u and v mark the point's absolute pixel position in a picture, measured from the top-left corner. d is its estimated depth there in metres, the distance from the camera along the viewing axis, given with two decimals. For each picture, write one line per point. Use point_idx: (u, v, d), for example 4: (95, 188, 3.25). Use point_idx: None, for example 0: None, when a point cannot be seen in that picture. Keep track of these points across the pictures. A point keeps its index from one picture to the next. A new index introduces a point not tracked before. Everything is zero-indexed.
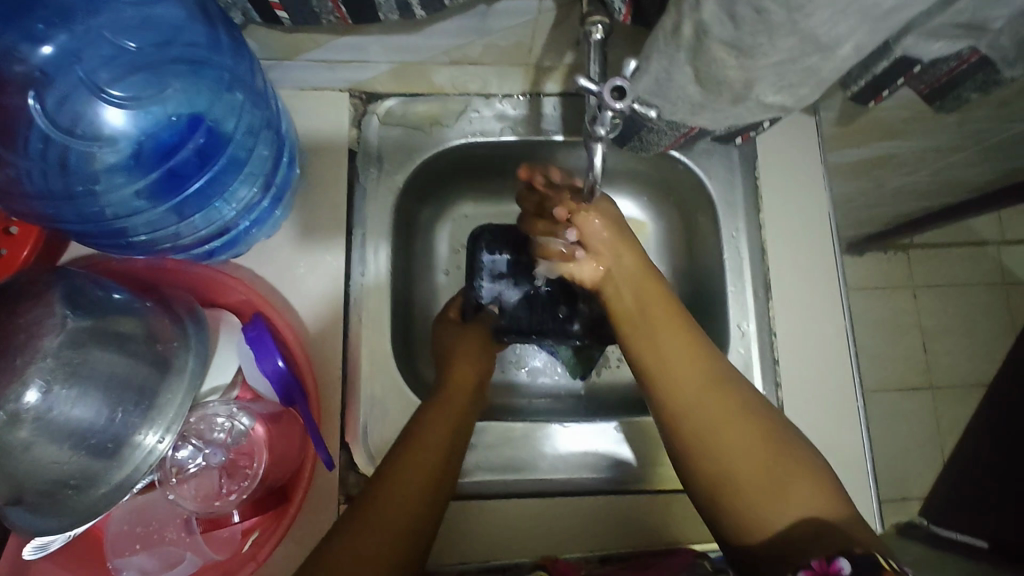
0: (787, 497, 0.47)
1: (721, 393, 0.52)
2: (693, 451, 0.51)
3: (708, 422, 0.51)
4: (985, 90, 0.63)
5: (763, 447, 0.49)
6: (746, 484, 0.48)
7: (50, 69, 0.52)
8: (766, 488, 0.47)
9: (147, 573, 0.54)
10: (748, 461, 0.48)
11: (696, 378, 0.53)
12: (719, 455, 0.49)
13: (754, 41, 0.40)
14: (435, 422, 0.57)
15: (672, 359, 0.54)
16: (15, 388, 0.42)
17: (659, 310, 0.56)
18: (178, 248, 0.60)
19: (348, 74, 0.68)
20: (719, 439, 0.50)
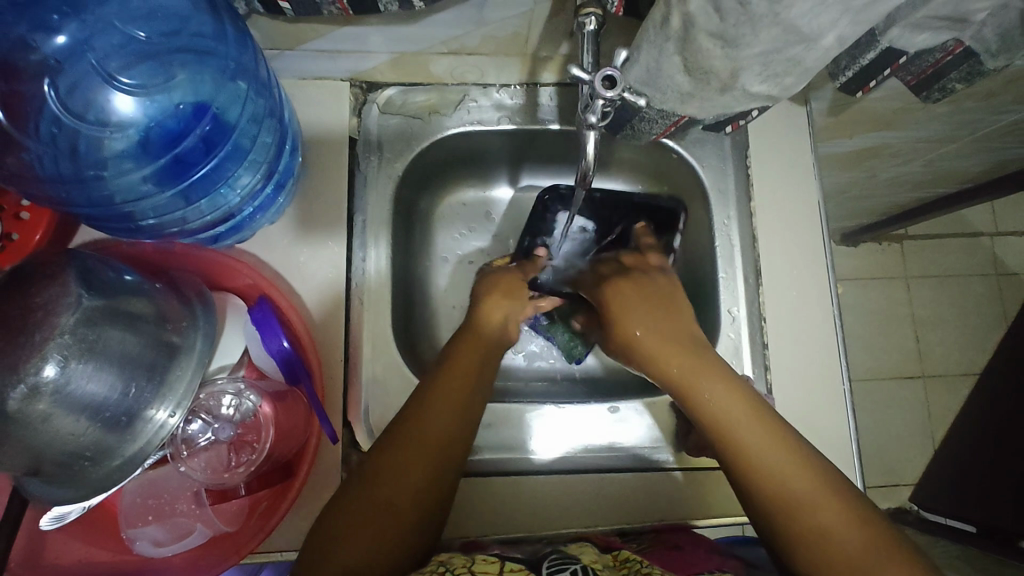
0: (880, 572, 0.46)
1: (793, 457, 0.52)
2: (787, 529, 0.50)
3: (793, 496, 0.50)
4: (970, 81, 0.65)
5: (850, 517, 0.49)
6: (839, 559, 0.48)
7: (63, 58, 0.54)
8: (853, 557, 0.47)
9: (160, 543, 0.57)
10: (837, 532, 0.48)
11: (772, 450, 0.52)
12: (812, 534, 0.49)
13: (738, 32, 0.42)
14: (427, 421, 0.55)
15: (751, 441, 0.53)
16: (35, 362, 0.44)
17: (730, 391, 0.56)
18: (186, 232, 0.61)
19: (350, 64, 0.70)
20: (798, 515, 0.50)
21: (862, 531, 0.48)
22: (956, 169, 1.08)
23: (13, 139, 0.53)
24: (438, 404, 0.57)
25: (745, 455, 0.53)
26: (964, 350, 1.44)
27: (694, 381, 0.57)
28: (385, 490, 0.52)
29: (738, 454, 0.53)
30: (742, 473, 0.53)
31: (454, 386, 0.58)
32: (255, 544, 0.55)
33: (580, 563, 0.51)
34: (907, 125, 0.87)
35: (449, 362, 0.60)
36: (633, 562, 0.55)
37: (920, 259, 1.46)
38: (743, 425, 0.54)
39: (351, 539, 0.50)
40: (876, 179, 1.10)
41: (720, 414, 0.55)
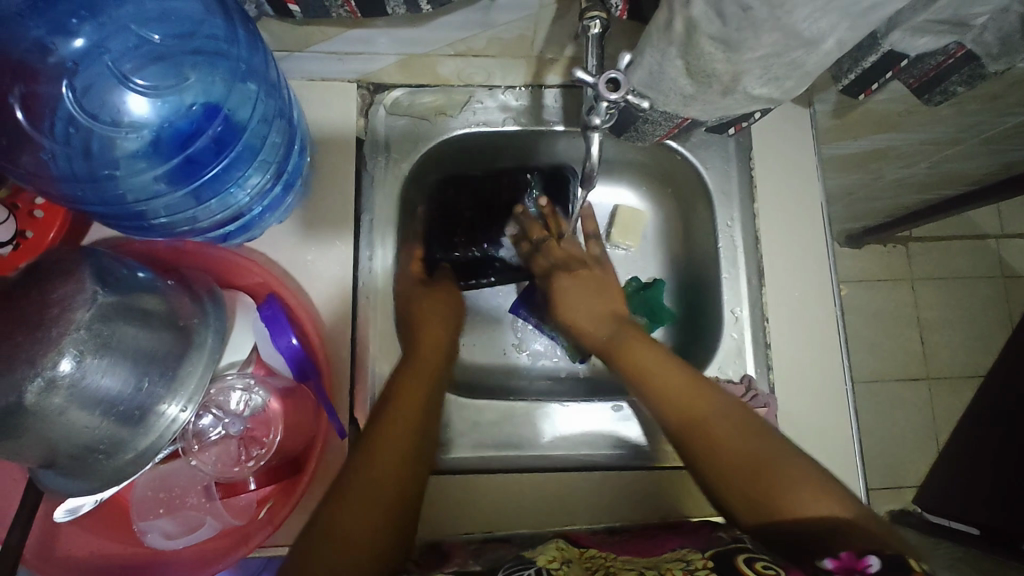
0: (789, 492, 0.52)
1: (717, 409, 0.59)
2: (703, 456, 0.57)
3: (713, 436, 0.57)
4: (972, 84, 0.66)
5: (753, 445, 0.56)
6: (761, 484, 0.53)
7: (80, 61, 0.56)
8: (764, 478, 0.53)
9: (170, 535, 0.58)
10: (746, 459, 0.55)
11: (695, 397, 0.60)
12: (733, 463, 0.55)
13: (740, 36, 0.42)
14: (402, 408, 0.60)
15: (672, 387, 0.61)
16: (51, 356, 0.45)
17: (655, 352, 0.65)
18: (196, 231, 0.63)
19: (359, 65, 0.71)
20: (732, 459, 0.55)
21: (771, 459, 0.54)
22: (961, 171, 1.08)
23: (29, 137, 0.55)
24: (405, 391, 0.62)
25: (665, 402, 0.61)
26: (969, 352, 1.44)
27: (629, 351, 0.67)
28: (377, 471, 0.56)
29: (665, 404, 0.61)
30: (684, 427, 0.59)
31: (422, 382, 0.64)
32: (263, 536, 0.57)
33: (534, 567, 0.48)
34: (911, 127, 0.88)
35: (422, 355, 0.66)
36: (597, 559, 0.54)
37: (925, 260, 1.46)
38: (667, 379, 0.62)
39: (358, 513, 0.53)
40: (880, 180, 1.10)
41: (643, 369, 0.64)
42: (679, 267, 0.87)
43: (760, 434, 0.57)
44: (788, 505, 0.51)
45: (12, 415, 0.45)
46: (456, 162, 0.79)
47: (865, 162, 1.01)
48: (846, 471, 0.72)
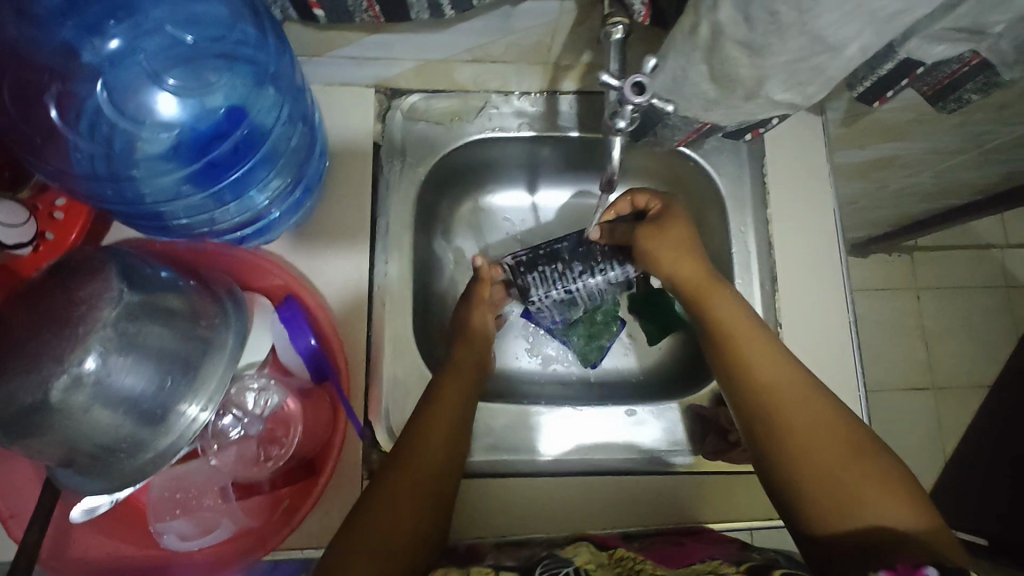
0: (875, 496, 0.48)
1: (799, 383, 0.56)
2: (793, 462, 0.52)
3: (809, 428, 0.53)
4: (985, 93, 0.66)
5: (848, 438, 0.52)
6: (849, 490, 0.49)
7: (114, 61, 0.56)
8: (857, 478, 0.49)
9: (186, 537, 0.57)
10: (839, 455, 0.51)
11: (786, 380, 0.56)
12: (824, 459, 0.51)
13: (766, 41, 0.43)
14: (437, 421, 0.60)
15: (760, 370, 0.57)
16: (77, 353, 0.45)
17: (746, 323, 0.60)
18: (215, 232, 0.63)
19: (376, 70, 0.72)
20: (803, 438, 0.52)
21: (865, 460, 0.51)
22: (967, 181, 1.09)
23: (57, 135, 0.55)
24: (444, 403, 0.62)
25: (757, 381, 0.56)
26: (975, 361, 1.44)
27: (708, 307, 0.63)
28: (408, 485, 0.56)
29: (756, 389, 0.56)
30: (745, 382, 0.57)
31: (455, 393, 0.63)
32: (280, 538, 0.56)
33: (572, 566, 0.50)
34: (920, 136, 0.89)
35: (459, 368, 0.66)
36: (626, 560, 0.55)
37: (930, 270, 1.47)
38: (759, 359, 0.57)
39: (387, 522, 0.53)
40: (887, 190, 1.12)
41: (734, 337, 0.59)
42: None
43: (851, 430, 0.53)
44: (878, 510, 0.48)
45: (38, 411, 0.45)
46: (470, 166, 0.81)
47: (873, 171, 1.02)
48: None
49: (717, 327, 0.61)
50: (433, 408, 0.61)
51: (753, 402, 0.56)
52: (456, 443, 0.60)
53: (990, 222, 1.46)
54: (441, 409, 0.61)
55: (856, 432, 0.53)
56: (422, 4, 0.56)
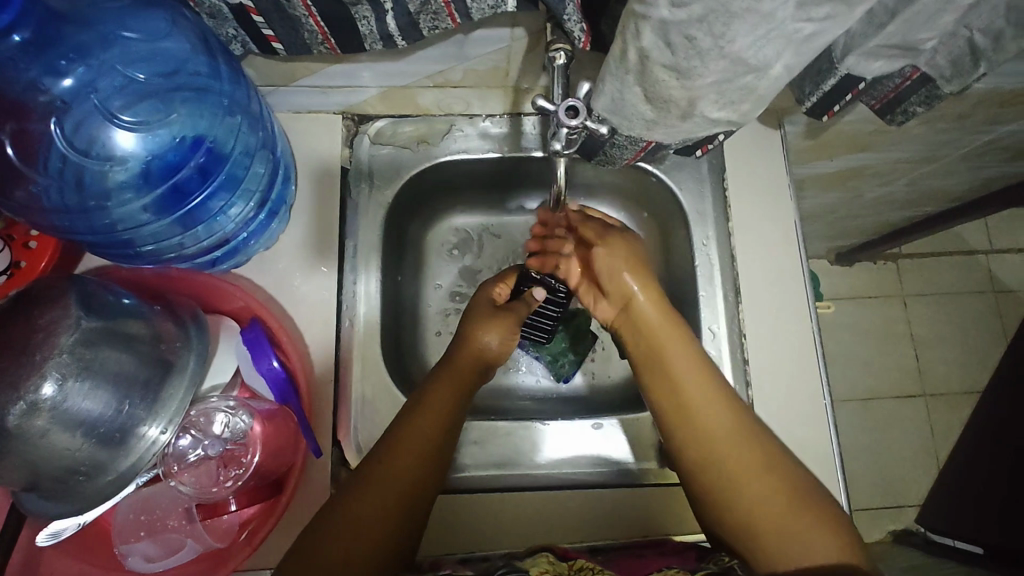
0: (790, 540, 0.51)
1: (730, 427, 0.57)
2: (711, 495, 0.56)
3: (734, 479, 0.55)
4: (930, 104, 0.68)
5: (777, 488, 0.54)
6: (752, 509, 0.53)
7: (70, 99, 0.57)
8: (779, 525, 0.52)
9: (151, 558, 0.58)
10: (787, 520, 0.52)
11: (721, 427, 0.57)
12: (751, 505, 0.53)
13: (689, 64, 0.45)
14: (434, 405, 0.61)
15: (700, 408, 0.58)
16: (34, 380, 0.46)
17: (691, 356, 0.61)
18: (182, 257, 0.65)
19: (342, 98, 0.74)
20: (726, 485, 0.55)
21: (796, 514, 0.52)
22: (939, 188, 1.11)
23: (20, 172, 0.57)
24: (437, 394, 0.62)
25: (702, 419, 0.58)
26: (964, 367, 1.44)
27: (662, 344, 0.62)
28: (398, 459, 0.57)
29: (691, 417, 0.58)
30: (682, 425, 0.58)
31: (444, 395, 0.62)
32: (242, 557, 0.58)
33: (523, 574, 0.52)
34: (883, 147, 0.91)
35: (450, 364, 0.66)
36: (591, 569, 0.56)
37: (915, 277, 1.48)
38: (706, 406, 0.58)
39: (367, 503, 0.54)
40: (861, 199, 1.14)
41: (678, 380, 0.60)
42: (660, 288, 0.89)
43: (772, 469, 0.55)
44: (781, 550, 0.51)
45: None
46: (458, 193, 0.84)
47: (843, 180, 1.04)
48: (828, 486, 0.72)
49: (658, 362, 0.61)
50: (371, 475, 0.56)
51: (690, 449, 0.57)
52: (439, 433, 0.60)
53: (973, 227, 1.47)
54: (408, 436, 0.58)
55: (784, 476, 0.54)
56: (374, 34, 0.59)
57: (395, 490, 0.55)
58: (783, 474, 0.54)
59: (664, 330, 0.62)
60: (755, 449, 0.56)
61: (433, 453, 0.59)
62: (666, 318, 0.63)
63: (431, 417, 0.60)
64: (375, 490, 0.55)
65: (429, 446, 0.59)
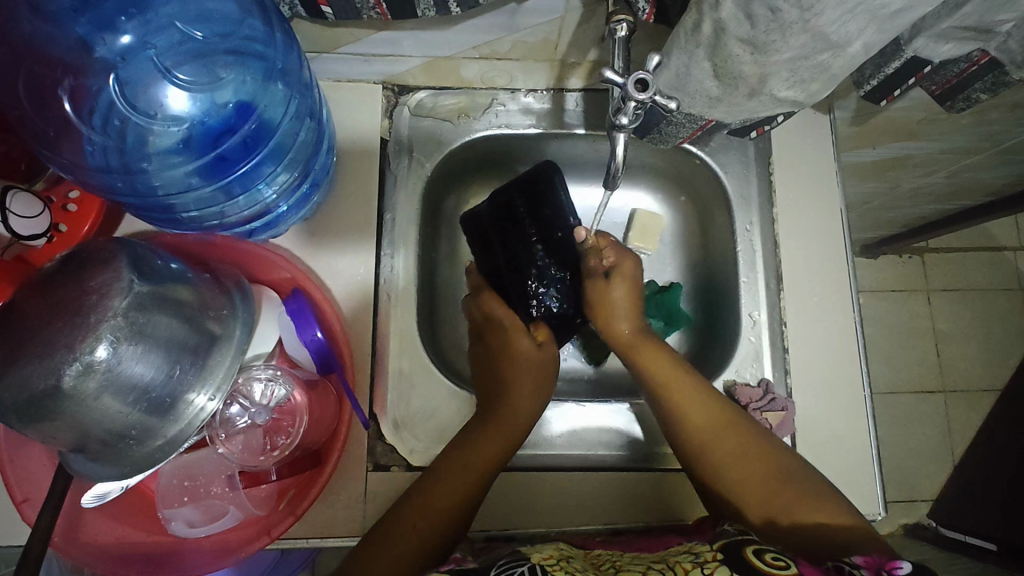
0: (798, 516, 0.57)
1: (722, 422, 0.62)
2: (714, 480, 0.61)
3: (727, 465, 0.60)
4: (994, 92, 0.65)
5: (772, 473, 0.59)
6: (752, 493, 0.59)
7: (125, 55, 0.57)
8: (781, 503, 0.58)
9: (193, 523, 0.58)
10: (782, 501, 0.58)
11: (709, 421, 0.62)
12: (749, 490, 0.59)
13: (769, 38, 0.43)
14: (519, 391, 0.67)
15: (688, 404, 0.63)
16: (88, 342, 0.46)
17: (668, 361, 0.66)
18: (224, 225, 0.65)
19: (384, 67, 0.73)
20: (723, 471, 0.61)
21: (790, 489, 0.58)
22: (981, 182, 1.08)
23: (70, 127, 0.56)
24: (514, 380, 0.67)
25: (687, 427, 0.63)
26: (988, 365, 1.42)
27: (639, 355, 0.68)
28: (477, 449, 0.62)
29: (679, 415, 0.64)
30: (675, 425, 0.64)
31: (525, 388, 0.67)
32: (284, 527, 0.58)
33: (530, 562, 0.52)
34: (930, 136, 0.88)
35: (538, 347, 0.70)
36: (604, 555, 0.58)
37: (942, 272, 1.45)
38: (692, 406, 0.63)
39: (445, 483, 0.60)
40: (897, 190, 1.11)
41: (668, 387, 0.65)
42: (696, 272, 0.88)
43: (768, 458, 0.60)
44: (796, 518, 0.57)
45: (50, 397, 0.46)
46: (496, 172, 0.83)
47: (883, 170, 1.02)
48: (863, 478, 0.72)
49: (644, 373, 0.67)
50: (452, 457, 0.61)
51: (686, 442, 0.63)
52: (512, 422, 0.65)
53: (1006, 224, 1.45)
54: (489, 426, 0.64)
55: (776, 463, 0.60)
56: None
57: (450, 490, 0.59)
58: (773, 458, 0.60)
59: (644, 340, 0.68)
60: (742, 438, 0.62)
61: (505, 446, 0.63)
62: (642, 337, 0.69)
63: (513, 411, 0.65)
64: (454, 471, 0.60)
65: (501, 433, 0.63)
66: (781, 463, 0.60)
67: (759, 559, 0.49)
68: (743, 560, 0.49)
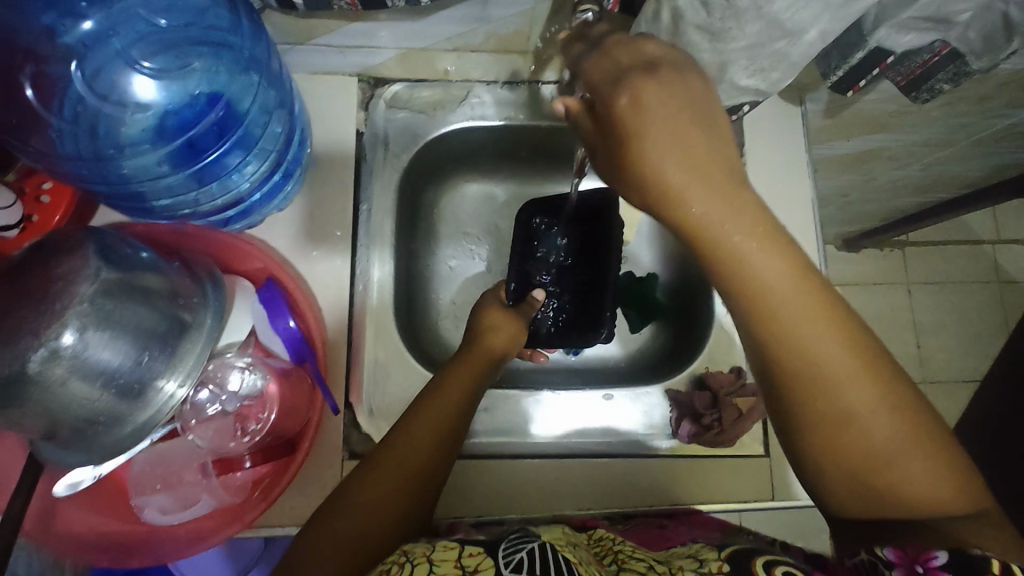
0: (905, 471, 0.41)
1: (838, 333, 0.41)
2: (817, 412, 0.42)
3: (832, 394, 0.41)
4: (956, 82, 0.66)
5: (891, 412, 0.41)
6: (857, 438, 0.42)
7: (88, 42, 0.57)
8: (887, 458, 0.41)
9: (166, 511, 0.59)
10: (893, 453, 0.41)
11: (821, 333, 0.41)
12: (853, 437, 0.42)
13: (724, 25, 0.44)
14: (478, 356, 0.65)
15: (778, 292, 0.40)
16: (55, 328, 0.46)
17: (761, 223, 0.40)
18: (197, 214, 0.65)
19: (359, 58, 0.73)
20: (823, 399, 0.42)
21: (907, 436, 0.41)
22: (955, 175, 1.10)
23: (35, 118, 0.56)
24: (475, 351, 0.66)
25: (787, 333, 0.41)
26: (965, 357, 1.45)
27: (723, 214, 0.39)
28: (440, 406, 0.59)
29: (778, 314, 0.41)
30: (766, 331, 0.41)
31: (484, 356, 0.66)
32: (256, 513, 0.58)
33: (538, 541, 0.49)
34: (902, 128, 0.90)
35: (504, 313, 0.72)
36: (605, 541, 0.58)
37: (921, 266, 1.47)
38: (798, 309, 0.41)
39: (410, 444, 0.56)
40: (874, 183, 1.13)
41: (754, 278, 0.40)
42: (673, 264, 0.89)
43: (887, 391, 0.42)
44: (899, 479, 0.41)
45: (17, 383, 0.46)
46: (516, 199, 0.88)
47: (858, 163, 1.03)
48: None
49: (726, 243, 0.40)
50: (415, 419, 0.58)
51: (779, 353, 0.42)
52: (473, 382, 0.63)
53: (983, 217, 1.47)
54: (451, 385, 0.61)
55: (897, 397, 0.42)
56: None
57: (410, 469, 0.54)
58: (897, 393, 0.42)
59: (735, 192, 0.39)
60: (863, 364, 0.41)
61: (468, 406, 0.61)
62: (732, 187, 0.39)
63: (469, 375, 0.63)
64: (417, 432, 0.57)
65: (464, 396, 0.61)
66: (903, 398, 0.42)
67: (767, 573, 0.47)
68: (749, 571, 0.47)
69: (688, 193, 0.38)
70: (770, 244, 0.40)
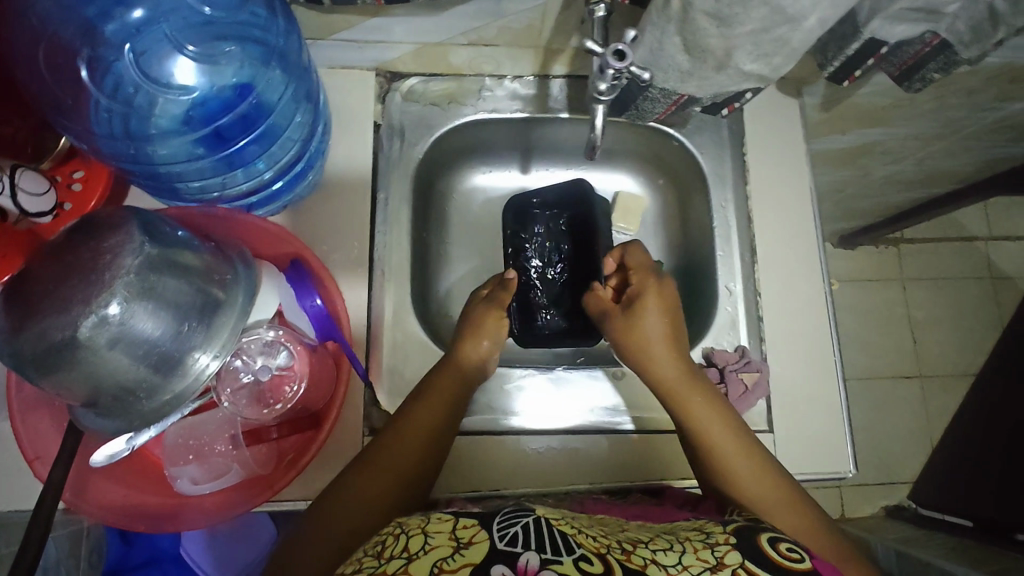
0: (773, 512, 0.62)
1: (720, 417, 0.65)
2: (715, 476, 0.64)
3: (716, 455, 0.64)
4: (947, 72, 0.70)
5: (761, 471, 0.63)
6: (740, 489, 0.63)
7: (140, 28, 0.61)
8: (762, 501, 0.62)
9: (198, 480, 0.62)
10: (767, 504, 0.62)
11: (711, 417, 0.65)
12: (741, 490, 0.63)
13: (732, 11, 0.48)
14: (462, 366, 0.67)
15: (673, 380, 0.67)
16: (103, 297, 0.49)
17: (665, 335, 0.68)
18: (225, 197, 0.68)
19: (376, 53, 0.76)
20: (720, 464, 0.64)
21: (777, 490, 0.63)
22: (948, 169, 1.14)
23: (84, 93, 0.59)
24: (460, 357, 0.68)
25: (684, 414, 0.66)
26: (960, 351, 1.48)
27: (646, 348, 0.68)
28: (421, 421, 0.63)
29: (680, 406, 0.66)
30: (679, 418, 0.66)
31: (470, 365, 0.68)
32: (284, 481, 0.60)
33: (532, 517, 0.50)
34: (896, 122, 0.93)
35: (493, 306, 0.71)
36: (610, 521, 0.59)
37: (916, 261, 1.51)
38: (699, 410, 0.65)
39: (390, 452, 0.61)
40: (869, 178, 1.16)
41: (665, 384, 0.67)
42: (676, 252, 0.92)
43: (756, 459, 0.64)
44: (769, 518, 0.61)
45: (67, 348, 0.49)
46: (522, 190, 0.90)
47: (853, 158, 1.07)
48: (835, 437, 0.76)
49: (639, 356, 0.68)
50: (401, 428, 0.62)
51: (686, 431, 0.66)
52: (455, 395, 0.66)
53: (974, 214, 1.51)
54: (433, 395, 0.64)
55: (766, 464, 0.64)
56: None
57: (388, 479, 0.60)
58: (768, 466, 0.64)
59: (653, 340, 0.68)
60: (739, 437, 0.65)
61: (449, 416, 0.65)
62: (659, 332, 0.68)
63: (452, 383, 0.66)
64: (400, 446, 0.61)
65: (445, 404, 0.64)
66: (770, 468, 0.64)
67: (773, 549, 0.50)
68: (758, 549, 0.50)
69: (651, 342, 0.68)
70: (672, 348, 0.68)
